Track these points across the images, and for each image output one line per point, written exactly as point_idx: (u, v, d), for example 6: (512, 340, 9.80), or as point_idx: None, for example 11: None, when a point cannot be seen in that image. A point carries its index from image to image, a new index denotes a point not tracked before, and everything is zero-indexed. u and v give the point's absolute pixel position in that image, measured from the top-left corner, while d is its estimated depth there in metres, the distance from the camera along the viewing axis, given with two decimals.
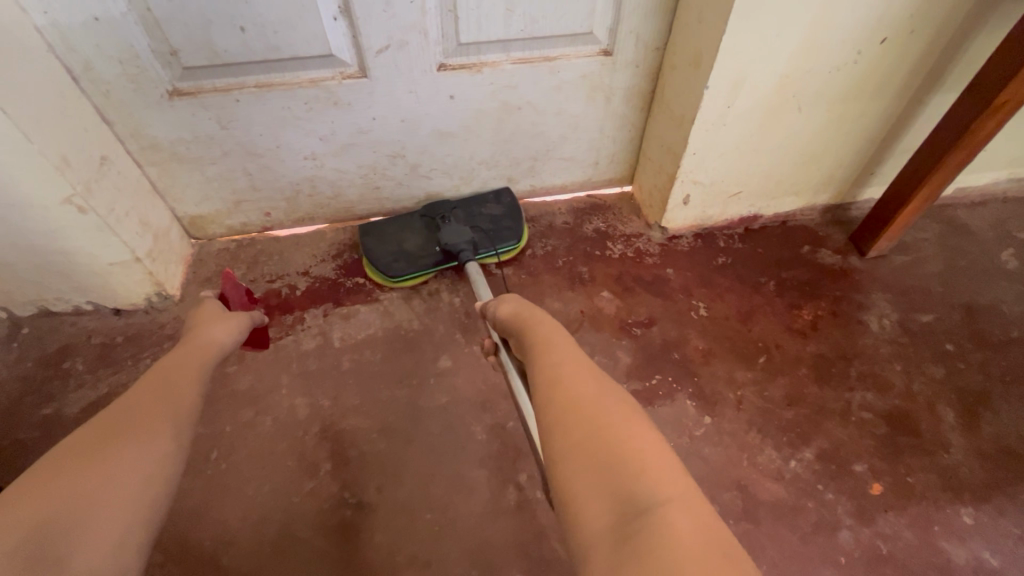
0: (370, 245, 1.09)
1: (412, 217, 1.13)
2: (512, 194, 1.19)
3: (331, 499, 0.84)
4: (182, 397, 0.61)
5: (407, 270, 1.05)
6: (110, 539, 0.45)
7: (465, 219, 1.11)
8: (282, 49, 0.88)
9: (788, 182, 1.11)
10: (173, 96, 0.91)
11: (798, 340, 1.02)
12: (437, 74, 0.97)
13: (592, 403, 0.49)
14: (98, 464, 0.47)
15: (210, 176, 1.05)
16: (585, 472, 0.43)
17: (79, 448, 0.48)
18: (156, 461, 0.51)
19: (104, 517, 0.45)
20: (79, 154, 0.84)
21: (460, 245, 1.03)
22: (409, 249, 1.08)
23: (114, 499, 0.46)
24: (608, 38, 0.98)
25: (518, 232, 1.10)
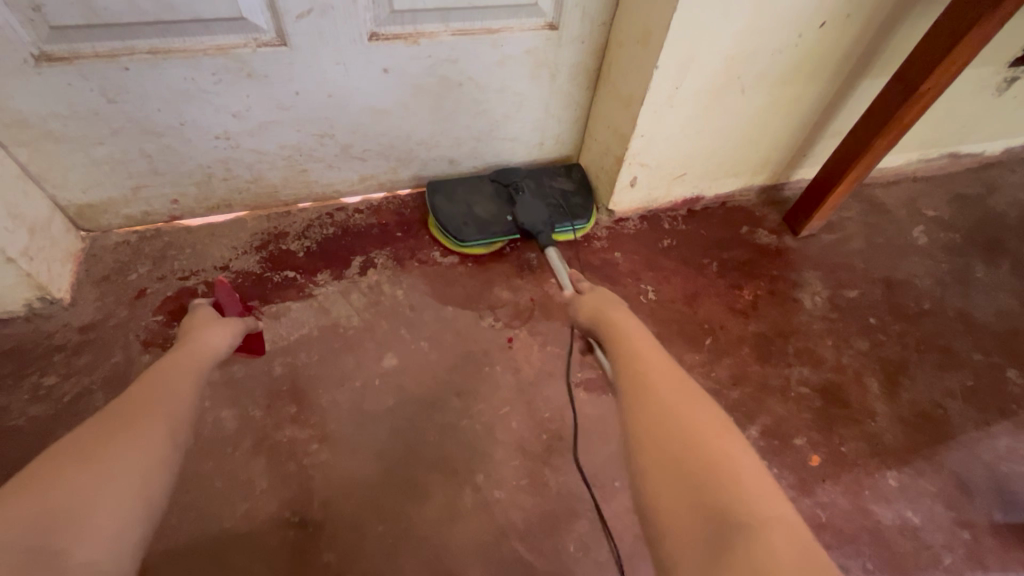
0: (440, 205, 1.07)
1: (483, 181, 1.11)
2: (583, 171, 1.19)
3: (271, 520, 0.77)
4: (177, 400, 0.57)
5: (480, 236, 1.02)
6: (111, 533, 0.42)
7: (536, 190, 1.11)
8: (180, 9, 0.75)
9: (730, 164, 1.13)
10: (40, 62, 0.75)
11: (740, 320, 1.04)
12: (369, 45, 0.87)
13: (686, 417, 0.48)
14: (98, 461, 0.45)
15: (98, 158, 0.89)
16: (675, 483, 0.43)
17: (80, 444, 0.46)
18: (157, 457, 0.49)
19: (101, 512, 0.42)
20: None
21: (539, 221, 1.03)
22: (481, 216, 1.06)
23: (115, 488, 0.44)
24: (553, 11, 0.92)
25: (589, 210, 1.10)
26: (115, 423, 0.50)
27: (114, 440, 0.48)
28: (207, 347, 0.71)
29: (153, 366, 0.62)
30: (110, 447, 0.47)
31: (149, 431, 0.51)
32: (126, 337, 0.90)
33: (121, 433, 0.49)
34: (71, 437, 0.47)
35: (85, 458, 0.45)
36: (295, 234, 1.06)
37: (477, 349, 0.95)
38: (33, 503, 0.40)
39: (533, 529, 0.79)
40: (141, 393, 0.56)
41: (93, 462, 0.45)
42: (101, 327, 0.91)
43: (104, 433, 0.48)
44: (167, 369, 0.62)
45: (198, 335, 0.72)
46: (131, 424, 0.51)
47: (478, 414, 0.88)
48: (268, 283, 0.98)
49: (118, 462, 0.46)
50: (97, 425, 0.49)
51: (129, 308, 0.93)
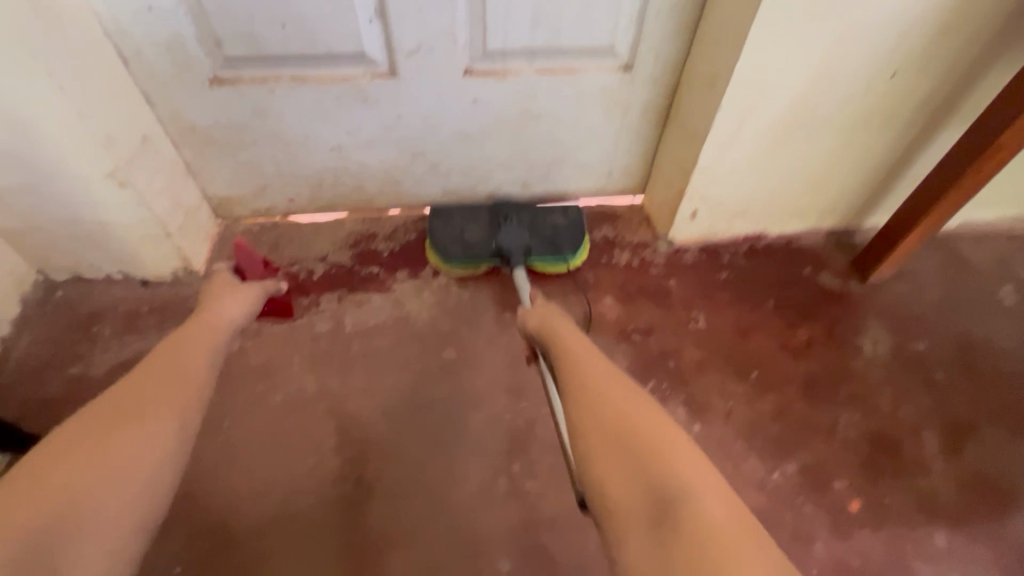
0: (435, 227, 1.12)
1: (481, 210, 1.15)
2: (581, 211, 1.17)
3: (332, 473, 0.89)
4: (191, 369, 0.68)
5: (460, 258, 1.07)
6: (118, 518, 0.53)
7: (528, 221, 1.11)
8: (318, 46, 0.93)
9: (796, 204, 1.15)
10: (213, 84, 0.96)
11: (792, 358, 1.05)
12: (463, 80, 1.01)
13: (629, 412, 0.60)
14: (107, 453, 0.55)
15: (240, 161, 1.10)
16: (621, 467, 0.55)
17: (92, 432, 0.57)
18: (163, 442, 0.59)
19: (101, 509, 0.53)
20: (117, 127, 0.88)
21: (517, 247, 1.05)
22: (467, 238, 1.10)
23: (123, 478, 0.55)
24: (628, 54, 1.02)
25: (575, 248, 1.09)
26: (120, 417, 0.59)
27: (127, 426, 0.58)
28: (220, 322, 0.79)
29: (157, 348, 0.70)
30: (110, 443, 0.56)
31: (152, 427, 0.59)
32: None
33: (120, 427, 0.58)
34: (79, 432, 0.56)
35: (98, 449, 0.55)
36: (383, 236, 1.22)
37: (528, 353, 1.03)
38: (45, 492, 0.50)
39: (560, 521, 0.86)
40: (154, 381, 0.64)
41: (101, 463, 0.55)
42: None
43: (116, 422, 0.58)
44: (186, 351, 0.70)
45: (215, 306, 0.81)
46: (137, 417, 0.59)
47: (522, 411, 0.96)
48: (357, 275, 1.14)
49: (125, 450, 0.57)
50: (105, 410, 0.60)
51: None
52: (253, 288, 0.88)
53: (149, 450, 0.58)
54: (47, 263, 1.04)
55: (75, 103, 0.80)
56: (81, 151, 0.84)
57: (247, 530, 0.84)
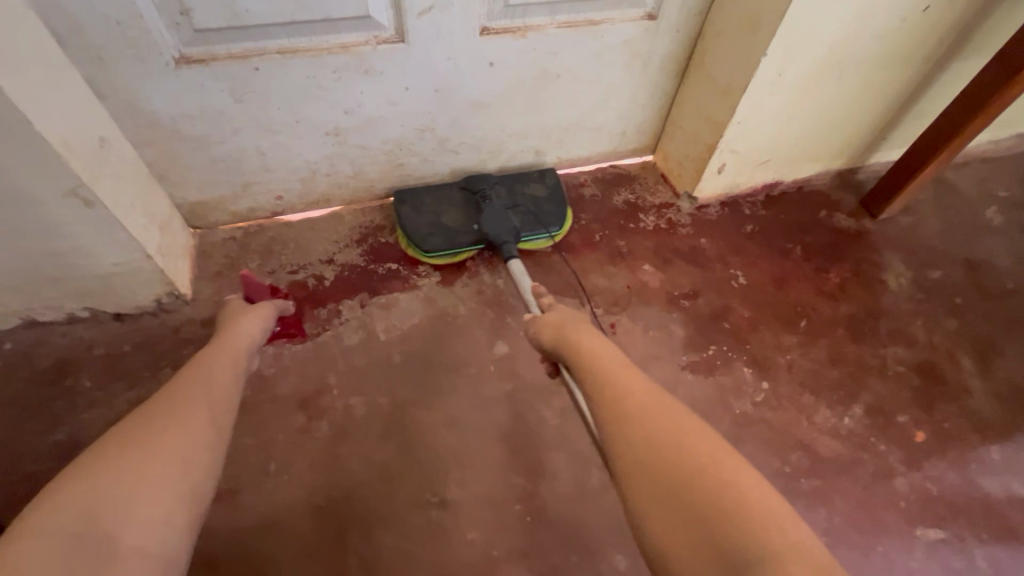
0: (405, 215, 1.03)
1: (452, 191, 1.07)
2: (557, 178, 1.13)
3: (411, 500, 0.80)
4: (218, 384, 0.60)
5: (443, 245, 0.99)
6: (159, 518, 0.44)
7: (506, 197, 1.06)
8: (314, 8, 0.77)
9: (813, 149, 1.14)
10: (180, 64, 0.77)
11: (832, 302, 1.06)
12: (479, 39, 0.89)
13: (671, 430, 0.48)
14: (143, 446, 0.47)
15: (216, 157, 0.92)
16: (664, 504, 0.43)
17: (123, 433, 0.48)
18: (201, 440, 0.51)
19: (142, 500, 0.44)
20: (69, 125, 0.69)
21: (506, 230, 0.99)
22: (446, 223, 1.02)
23: (162, 470, 0.47)
24: (654, 1, 0.94)
25: (563, 217, 1.05)
26: (155, 419, 0.51)
27: (161, 426, 0.50)
28: (238, 347, 0.69)
29: (185, 368, 0.61)
30: (151, 441, 0.48)
31: (183, 425, 0.51)
32: None
33: (155, 437, 0.49)
34: (116, 435, 0.48)
35: (130, 445, 0.47)
36: (392, 226, 1.08)
37: None
38: (76, 495, 0.42)
39: None
40: (188, 390, 0.56)
41: (131, 457, 0.46)
42: None
43: (151, 419, 0.50)
44: (212, 369, 0.62)
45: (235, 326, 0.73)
46: (178, 414, 0.52)
47: None
48: (375, 275, 1.01)
49: (164, 449, 0.48)
50: (151, 410, 0.52)
51: None
52: (264, 309, 0.80)
53: (187, 447, 0.50)
54: None
55: (19, 97, 0.60)
56: (30, 158, 0.65)
57: None
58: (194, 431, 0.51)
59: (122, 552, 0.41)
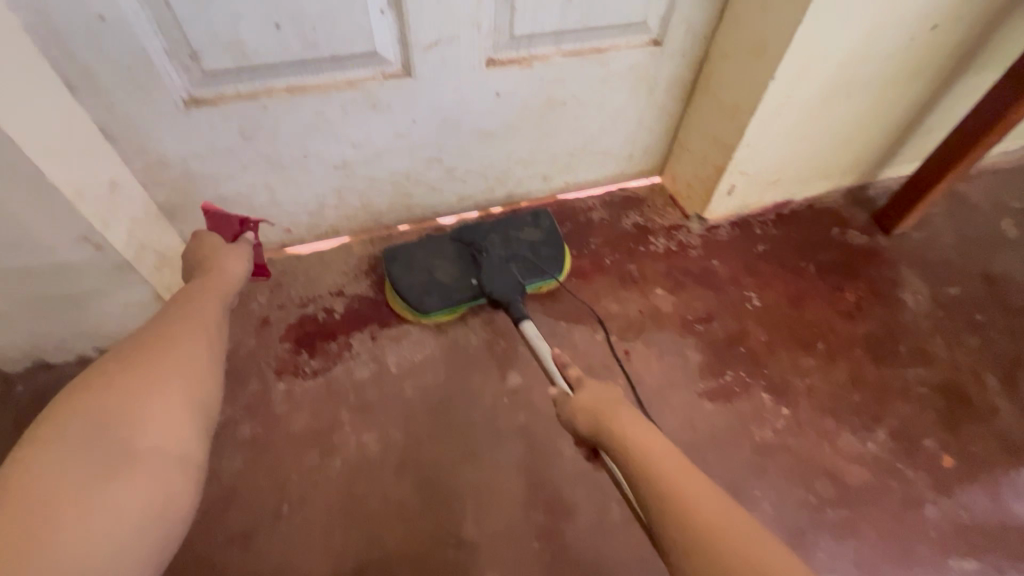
0: (397, 275, 0.95)
1: (443, 242, 0.98)
2: (552, 218, 1.04)
3: (428, 540, 0.78)
4: (202, 308, 0.66)
5: (440, 306, 0.92)
6: (165, 423, 0.53)
7: (502, 246, 0.97)
8: (321, 47, 0.77)
9: (823, 167, 1.14)
10: (189, 105, 0.78)
11: (849, 322, 1.05)
12: (486, 71, 0.89)
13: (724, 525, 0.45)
14: (142, 369, 0.55)
15: (225, 193, 0.92)
16: None
17: (118, 361, 0.55)
18: (191, 361, 0.59)
19: (149, 411, 0.52)
20: (74, 164, 0.68)
21: (509, 286, 0.90)
22: (441, 281, 0.94)
23: (161, 391, 0.54)
24: (659, 27, 0.94)
25: (561, 263, 0.98)
26: (146, 348, 0.58)
27: (154, 352, 0.57)
28: (221, 276, 0.73)
29: (172, 300, 0.67)
30: (147, 365, 0.55)
31: (172, 351, 0.58)
32: (259, 365, 0.92)
33: (149, 363, 0.56)
34: (112, 361, 0.55)
35: (128, 369, 0.54)
36: None
37: (597, 363, 0.96)
38: (84, 409, 0.49)
39: None
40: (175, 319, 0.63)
41: (132, 379, 0.53)
42: (233, 357, 0.92)
43: (142, 350, 0.57)
44: (195, 296, 0.68)
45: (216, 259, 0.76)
46: (166, 342, 0.59)
47: None
48: (385, 306, 1.00)
49: (160, 369, 0.56)
50: (137, 342, 0.59)
51: (257, 337, 0.95)
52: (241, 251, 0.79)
53: (182, 370, 0.57)
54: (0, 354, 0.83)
55: (21, 139, 0.59)
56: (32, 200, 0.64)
57: None
58: (183, 357, 0.58)
59: (143, 451, 0.50)
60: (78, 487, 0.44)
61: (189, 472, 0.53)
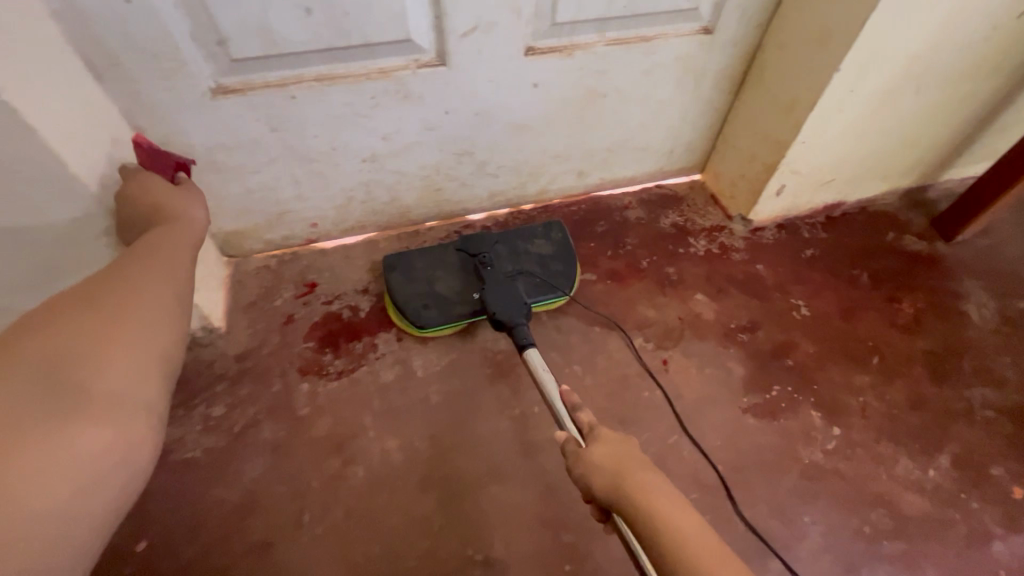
0: (395, 285, 0.90)
1: (447, 252, 0.94)
2: (564, 229, 0.99)
3: (452, 557, 0.74)
4: (169, 259, 0.63)
5: (439, 320, 0.87)
6: (125, 366, 0.49)
7: (509, 259, 0.92)
8: (352, 34, 0.73)
9: (880, 168, 1.06)
10: (216, 95, 0.75)
11: (906, 337, 0.97)
12: (524, 60, 0.84)
13: None
14: (100, 313, 0.52)
15: (251, 186, 0.89)
16: None
17: (74, 304, 0.52)
18: (155, 308, 0.56)
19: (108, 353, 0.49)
20: (91, 149, 0.65)
21: (512, 300, 0.84)
22: (442, 293, 0.89)
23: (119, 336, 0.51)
24: (711, 14, 0.87)
25: (571, 280, 0.92)
26: (106, 293, 0.54)
27: (114, 297, 0.54)
28: (186, 229, 0.70)
29: (130, 250, 0.63)
30: (108, 310, 0.52)
31: (135, 299, 0.55)
32: (283, 364, 0.89)
33: (108, 305, 0.53)
34: (66, 305, 0.51)
35: (85, 312, 0.51)
36: None
37: (633, 373, 0.91)
38: (36, 349, 0.46)
39: None
40: (137, 267, 0.60)
41: (90, 322, 0.50)
42: (257, 355, 0.90)
43: (101, 293, 0.54)
44: (163, 244, 0.65)
45: (180, 207, 0.72)
46: (126, 287, 0.56)
47: (646, 442, 0.84)
48: None
49: (121, 316, 0.52)
50: (95, 285, 0.55)
51: (281, 335, 0.92)
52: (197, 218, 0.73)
53: (147, 317, 0.54)
54: None
55: (49, 133, 0.57)
56: (53, 189, 0.61)
57: None
58: (145, 304, 0.55)
59: (97, 392, 0.46)
60: (33, 427, 0.41)
61: (153, 421, 0.50)
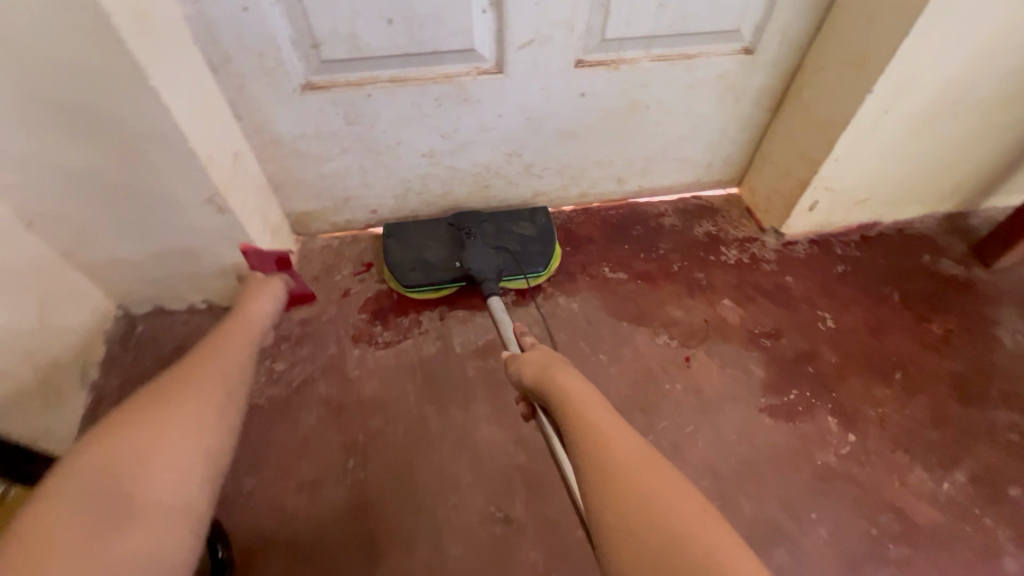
0: (390, 249, 1.03)
1: (439, 225, 1.07)
2: (549, 216, 1.11)
3: (477, 514, 0.82)
4: (231, 358, 0.70)
5: (423, 280, 0.99)
6: (180, 464, 0.55)
7: (493, 235, 1.04)
8: (425, 43, 0.84)
9: (917, 190, 1.08)
10: (305, 90, 0.87)
11: (933, 356, 0.98)
12: (574, 72, 0.92)
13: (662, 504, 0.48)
14: (165, 411, 0.58)
15: (324, 173, 1.01)
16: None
17: (145, 401, 0.58)
18: (215, 404, 0.62)
19: (165, 454, 0.54)
20: (206, 133, 0.76)
21: (488, 267, 0.97)
22: (430, 259, 1.02)
23: (178, 433, 0.56)
24: (752, 36, 0.93)
25: (548, 259, 1.03)
26: (173, 386, 0.61)
27: (179, 395, 0.60)
28: (249, 328, 0.77)
29: (200, 350, 0.70)
30: (176, 405, 0.59)
31: (188, 398, 0.60)
32: (338, 332, 1.00)
33: (174, 399, 0.59)
34: (137, 405, 0.58)
35: (153, 410, 0.57)
36: None
37: (656, 366, 0.97)
38: (104, 456, 0.52)
39: None
40: (197, 366, 0.66)
41: (153, 422, 0.56)
42: (317, 322, 1.01)
43: (173, 390, 0.61)
44: (228, 345, 0.72)
45: (247, 303, 0.82)
46: (191, 385, 0.62)
47: (664, 430, 0.90)
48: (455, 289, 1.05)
49: (182, 413, 0.58)
50: (171, 381, 0.62)
51: (338, 306, 1.03)
52: (275, 283, 0.89)
53: (197, 415, 0.59)
54: (128, 296, 0.95)
55: (180, 117, 0.69)
56: (175, 163, 0.73)
57: None
58: (207, 397, 0.61)
59: (148, 501, 0.51)
60: (84, 540, 0.46)
61: (193, 519, 0.54)
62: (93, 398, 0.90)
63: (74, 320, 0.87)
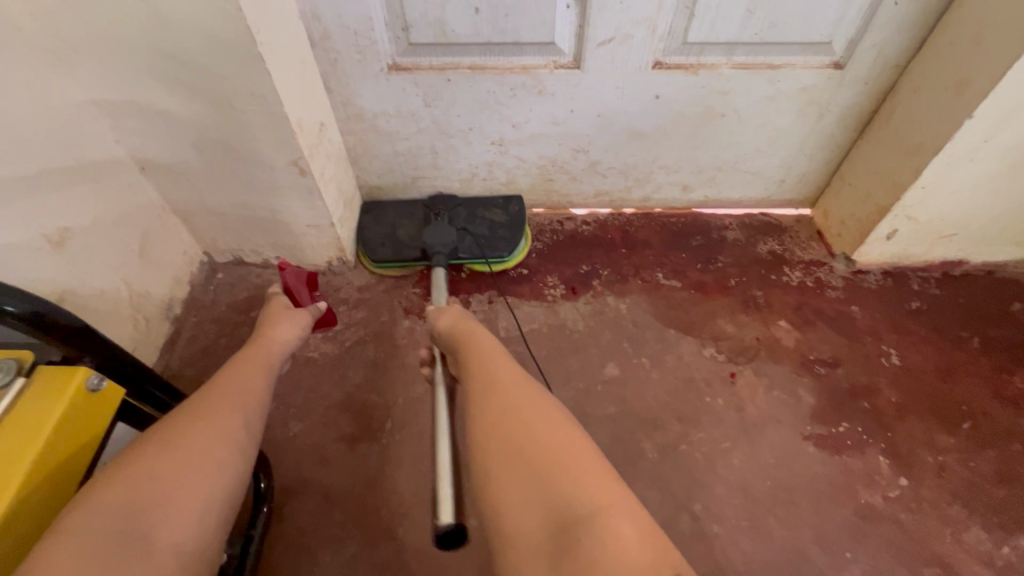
0: (366, 225, 1.09)
1: (416, 206, 1.11)
2: (523, 205, 1.13)
3: None
4: (253, 382, 0.63)
5: (390, 256, 1.04)
6: (194, 510, 0.49)
7: (464, 218, 1.08)
8: (508, 33, 0.87)
9: (1014, 229, 0.99)
10: (391, 71, 0.92)
11: (1010, 410, 0.91)
12: (651, 73, 0.92)
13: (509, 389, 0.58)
14: (178, 448, 0.51)
15: (399, 151, 1.06)
16: (499, 439, 0.52)
17: (158, 434, 0.52)
18: (232, 437, 0.55)
19: (179, 499, 0.48)
20: (300, 103, 0.83)
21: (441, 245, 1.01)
22: (399, 236, 1.06)
23: (187, 478, 0.50)
24: (844, 50, 0.89)
25: (513, 245, 1.05)
26: (189, 416, 0.55)
27: (196, 425, 0.54)
28: (269, 352, 0.70)
29: (224, 368, 0.65)
30: (189, 439, 0.52)
31: (215, 421, 0.55)
32: (391, 302, 1.05)
33: (192, 431, 0.53)
34: (151, 438, 0.52)
35: (166, 446, 0.51)
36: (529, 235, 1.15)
37: (699, 377, 0.95)
38: (114, 497, 0.46)
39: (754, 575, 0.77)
40: (218, 385, 0.60)
41: (166, 458, 0.50)
42: (373, 290, 1.06)
43: (191, 419, 0.54)
44: (252, 371, 0.65)
45: (265, 330, 0.74)
46: (205, 415, 0.55)
47: (698, 442, 0.88)
48: (505, 277, 1.08)
49: (198, 448, 0.52)
50: (189, 409, 0.56)
51: (395, 278, 1.08)
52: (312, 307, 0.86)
53: (218, 444, 0.53)
54: (213, 245, 1.05)
55: (280, 87, 0.76)
56: (269, 126, 0.80)
57: (418, 543, 0.80)
58: (224, 429, 0.55)
59: (158, 547, 0.45)
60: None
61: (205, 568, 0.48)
62: (174, 330, 1.00)
63: (168, 258, 0.97)
